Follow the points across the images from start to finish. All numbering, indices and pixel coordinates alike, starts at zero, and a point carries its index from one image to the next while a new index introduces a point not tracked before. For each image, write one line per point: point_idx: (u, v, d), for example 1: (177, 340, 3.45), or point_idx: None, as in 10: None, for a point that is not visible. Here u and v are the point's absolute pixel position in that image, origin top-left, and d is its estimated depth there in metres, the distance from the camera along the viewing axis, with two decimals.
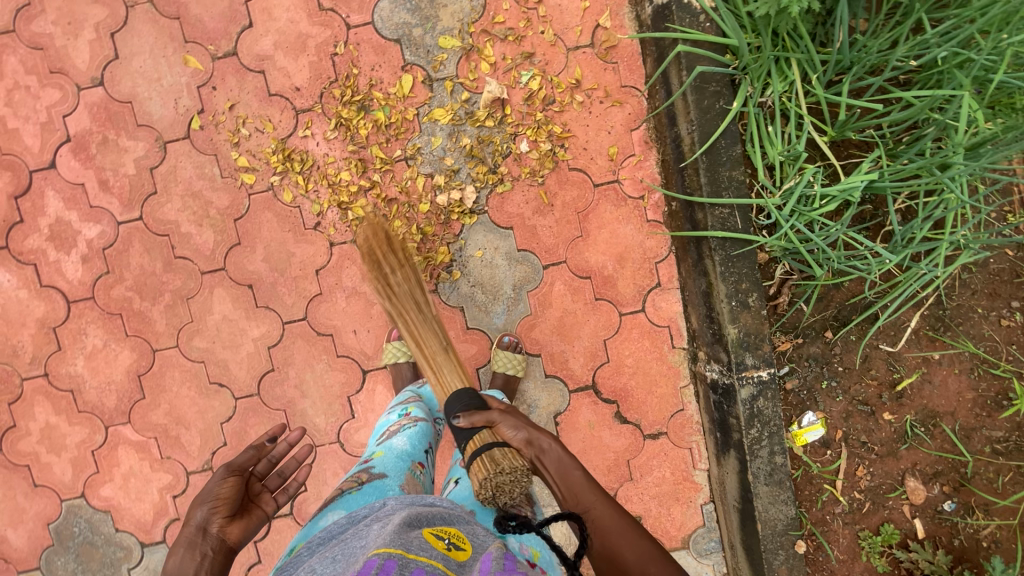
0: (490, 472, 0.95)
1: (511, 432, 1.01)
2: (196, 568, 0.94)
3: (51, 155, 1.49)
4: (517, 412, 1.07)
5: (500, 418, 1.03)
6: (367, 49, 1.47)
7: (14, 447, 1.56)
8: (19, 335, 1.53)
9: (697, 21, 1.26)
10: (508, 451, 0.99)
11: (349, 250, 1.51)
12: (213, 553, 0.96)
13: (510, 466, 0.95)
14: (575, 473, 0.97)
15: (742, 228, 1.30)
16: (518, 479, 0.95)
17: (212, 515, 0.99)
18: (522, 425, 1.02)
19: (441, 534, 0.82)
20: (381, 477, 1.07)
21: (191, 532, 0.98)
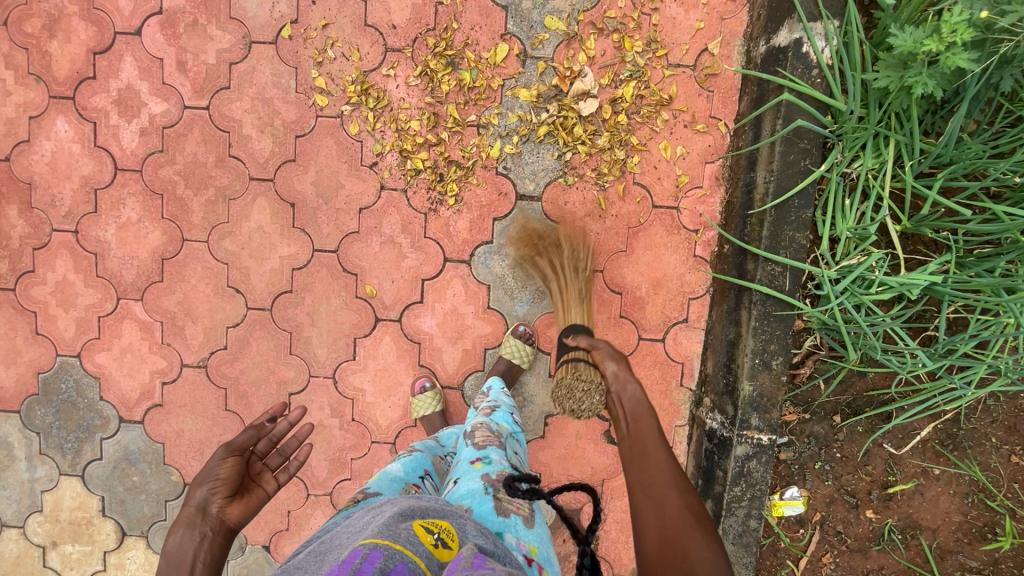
0: (570, 377, 1.28)
1: (610, 365, 1.21)
2: (195, 547, 1.03)
3: (140, 23, 1.48)
4: (624, 354, 1.25)
5: (600, 346, 1.26)
6: (473, 7, 1.44)
7: (26, 292, 1.57)
8: (60, 188, 1.53)
9: (809, 75, 1.21)
10: (592, 369, 1.27)
11: (397, 198, 1.50)
12: (213, 533, 1.05)
13: (587, 377, 1.27)
14: (644, 417, 1.11)
15: (788, 291, 1.27)
16: (591, 390, 1.26)
17: (211, 496, 1.07)
18: (620, 365, 1.20)
19: (430, 529, 0.86)
20: (376, 495, 1.04)
21: (191, 511, 1.06)
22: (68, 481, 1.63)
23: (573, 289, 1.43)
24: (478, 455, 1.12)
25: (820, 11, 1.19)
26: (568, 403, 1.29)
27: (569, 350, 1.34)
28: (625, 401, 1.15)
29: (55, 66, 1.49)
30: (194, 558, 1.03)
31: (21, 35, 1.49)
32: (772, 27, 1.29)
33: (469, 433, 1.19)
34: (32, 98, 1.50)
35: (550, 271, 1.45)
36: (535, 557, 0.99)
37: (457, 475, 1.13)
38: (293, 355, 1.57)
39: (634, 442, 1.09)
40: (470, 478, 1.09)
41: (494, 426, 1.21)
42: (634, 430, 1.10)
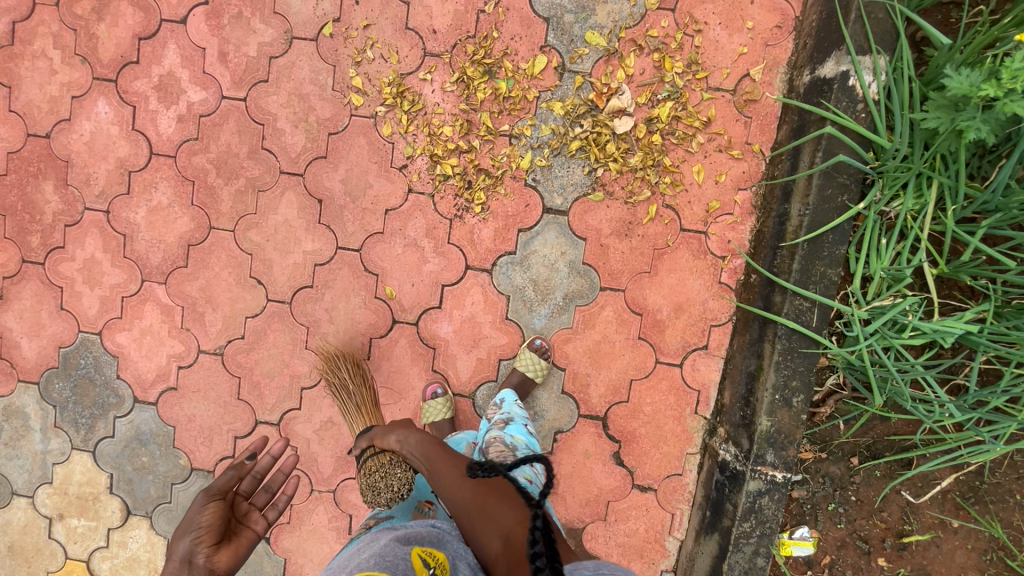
0: (372, 474, 1.23)
1: (392, 437, 1.24)
2: None
3: (186, 12, 1.50)
4: (401, 423, 1.29)
5: (376, 432, 1.29)
6: (514, 17, 1.43)
7: (55, 267, 1.60)
8: (95, 167, 1.55)
9: (853, 109, 1.19)
10: (382, 455, 1.25)
11: (424, 202, 1.50)
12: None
13: (377, 465, 1.24)
14: (430, 447, 1.17)
15: (815, 327, 1.24)
16: (387, 471, 1.22)
17: (196, 546, 1.04)
18: (402, 430, 1.24)
19: (426, 560, 0.93)
20: (392, 519, 1.13)
21: (177, 564, 1.03)
22: (79, 456, 1.65)
23: (352, 408, 1.46)
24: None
25: (869, 44, 1.17)
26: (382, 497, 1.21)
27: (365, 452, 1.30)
28: (415, 451, 1.18)
29: (101, 49, 1.52)
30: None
31: (71, 16, 1.52)
32: (819, 58, 1.27)
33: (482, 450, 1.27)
34: (76, 78, 1.53)
35: (344, 382, 1.47)
36: None
37: None
38: (309, 350, 1.57)
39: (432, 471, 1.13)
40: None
41: (509, 440, 1.25)
42: (428, 465, 1.15)
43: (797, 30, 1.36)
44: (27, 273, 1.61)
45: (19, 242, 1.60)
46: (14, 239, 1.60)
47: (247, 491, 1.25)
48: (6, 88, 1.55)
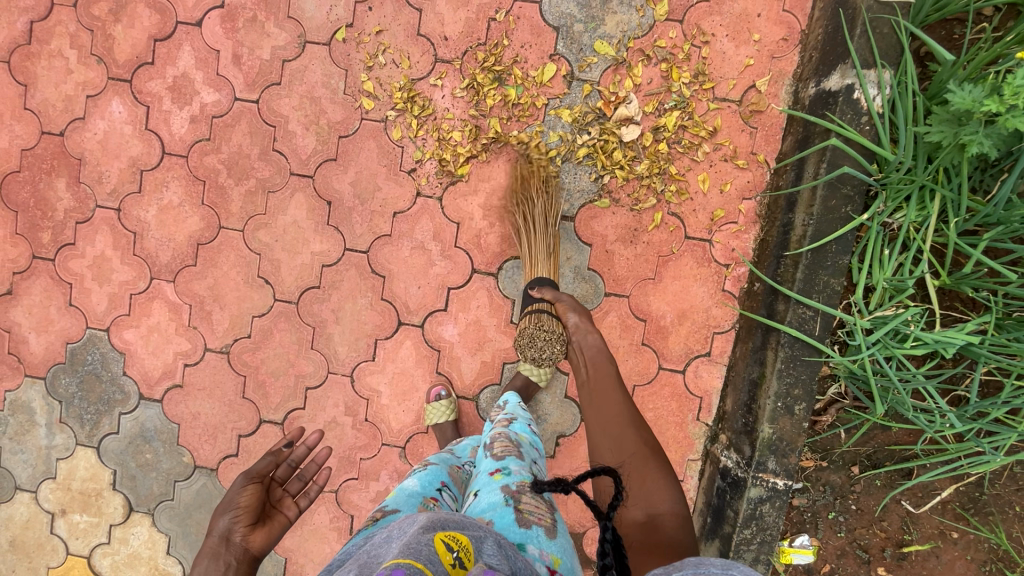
0: (532, 328, 1.36)
1: (572, 317, 1.33)
2: None
3: (201, 15, 1.52)
4: (582, 305, 1.37)
5: (563, 298, 1.35)
6: (525, 25, 1.45)
7: (65, 263, 1.61)
8: (108, 166, 1.57)
9: (858, 121, 1.21)
10: (553, 320, 1.36)
11: (432, 205, 1.52)
12: (237, 562, 1.07)
13: (550, 327, 1.35)
14: (604, 364, 1.26)
15: (817, 336, 1.25)
16: (552, 338, 1.35)
17: (234, 524, 1.10)
18: (582, 318, 1.32)
19: (450, 546, 0.82)
20: (393, 512, 1.04)
21: (215, 541, 1.08)
22: (84, 451, 1.66)
23: (541, 242, 1.43)
24: (498, 466, 1.12)
25: (874, 58, 1.19)
26: (529, 352, 1.37)
27: (530, 305, 1.40)
28: (585, 351, 1.29)
29: (117, 49, 1.54)
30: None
31: (88, 17, 1.54)
32: (824, 71, 1.29)
33: (487, 445, 1.20)
34: (92, 77, 1.55)
35: (540, 213, 1.42)
36: (558, 569, 0.97)
37: (477, 486, 1.12)
38: (314, 350, 1.58)
39: (594, 391, 1.23)
40: (489, 490, 1.08)
41: (513, 435, 1.21)
42: (596, 378, 1.24)
43: (802, 43, 1.38)
44: (37, 269, 1.62)
45: (30, 238, 1.61)
46: (25, 235, 1.61)
47: (283, 477, 1.24)
48: (23, 86, 1.57)
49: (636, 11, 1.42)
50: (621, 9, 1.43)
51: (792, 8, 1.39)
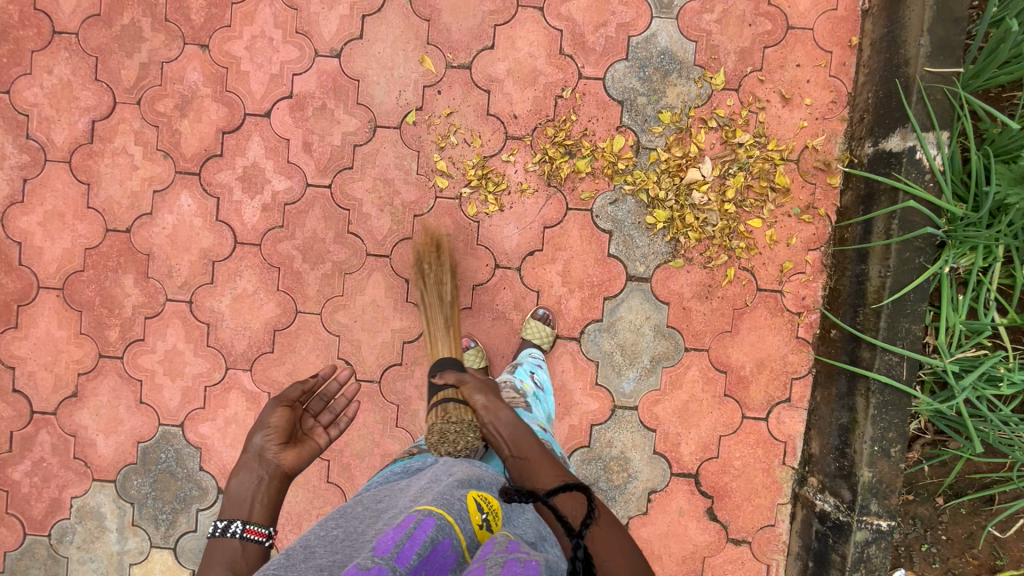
0: (440, 423, 1.09)
1: (479, 399, 1.13)
2: (254, 489, 1.08)
3: (269, 105, 1.54)
4: (491, 387, 1.19)
5: (468, 379, 1.17)
6: (591, 101, 1.52)
7: (134, 360, 1.58)
8: (178, 259, 1.56)
9: (923, 179, 1.30)
10: (461, 408, 1.13)
11: (511, 276, 1.55)
12: (269, 476, 1.10)
13: (458, 419, 1.09)
14: (524, 439, 1.07)
15: (905, 379, 1.32)
16: (464, 433, 1.08)
17: (266, 442, 1.11)
18: (490, 398, 1.12)
19: (481, 507, 0.87)
20: (431, 451, 1.15)
21: (249, 456, 1.10)
22: (159, 553, 1.59)
23: (439, 319, 1.43)
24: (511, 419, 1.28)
25: (931, 122, 1.30)
26: (441, 450, 1.08)
27: (433, 403, 1.18)
28: (501, 431, 1.08)
29: (184, 144, 1.55)
30: (253, 499, 1.07)
31: (153, 113, 1.54)
32: (881, 131, 1.39)
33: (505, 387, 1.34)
34: (158, 172, 1.55)
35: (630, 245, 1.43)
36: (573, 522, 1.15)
37: None
38: (399, 428, 1.58)
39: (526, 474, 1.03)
40: None
41: (518, 385, 1.35)
42: (518, 457, 1.05)
43: (850, 104, 1.49)
44: (104, 368, 1.58)
45: (96, 336, 1.57)
46: (91, 334, 1.57)
47: (314, 411, 1.26)
48: (85, 185, 1.55)
49: (694, 83, 1.51)
50: (680, 81, 1.51)
51: (838, 74, 1.50)
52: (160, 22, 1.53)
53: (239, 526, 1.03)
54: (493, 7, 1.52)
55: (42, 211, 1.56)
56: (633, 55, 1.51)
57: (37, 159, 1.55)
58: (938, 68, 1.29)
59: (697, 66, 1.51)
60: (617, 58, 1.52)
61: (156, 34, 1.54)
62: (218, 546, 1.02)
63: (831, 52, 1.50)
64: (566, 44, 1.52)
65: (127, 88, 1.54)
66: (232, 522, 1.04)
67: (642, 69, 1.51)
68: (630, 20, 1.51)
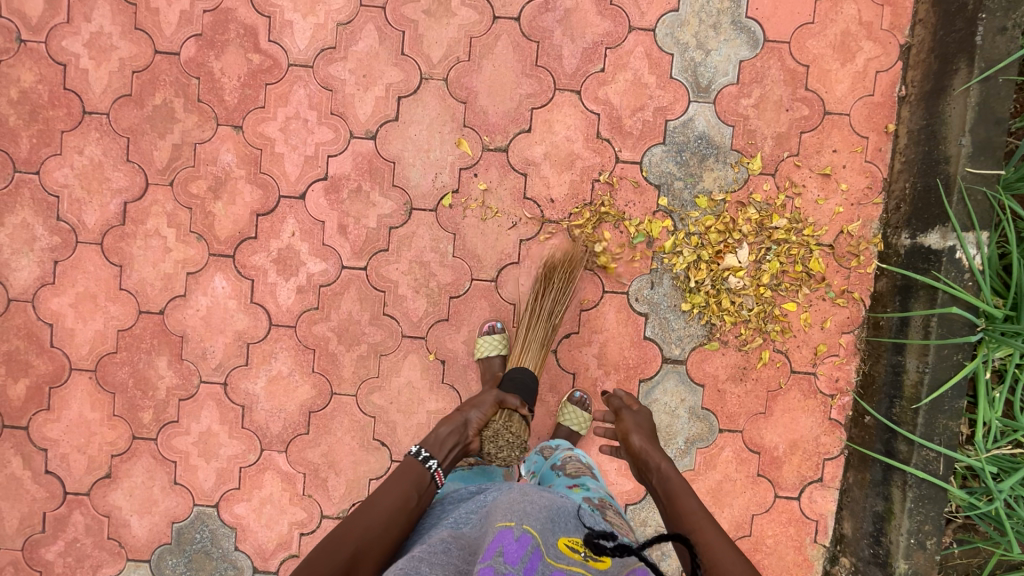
0: (501, 424, 1.26)
1: (635, 438, 1.22)
2: (451, 441, 1.18)
3: (304, 187, 1.53)
4: (650, 430, 1.25)
5: (626, 417, 1.28)
6: (628, 185, 1.52)
7: (169, 441, 1.57)
8: (213, 341, 1.55)
9: (962, 279, 1.33)
10: (512, 412, 1.29)
11: (547, 358, 1.55)
12: (461, 443, 1.19)
13: (506, 428, 1.25)
14: (679, 493, 1.08)
15: (942, 474, 1.36)
16: (512, 446, 1.24)
17: (474, 418, 1.23)
18: (647, 441, 1.21)
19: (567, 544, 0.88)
20: (485, 462, 1.23)
21: (460, 421, 1.22)
22: None
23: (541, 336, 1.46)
24: (576, 481, 1.16)
25: (971, 222, 1.32)
26: (486, 444, 1.24)
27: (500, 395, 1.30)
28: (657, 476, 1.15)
29: (218, 227, 1.53)
30: (445, 453, 1.16)
31: (186, 195, 1.53)
32: (919, 225, 1.40)
33: (560, 466, 1.25)
34: (191, 255, 1.54)
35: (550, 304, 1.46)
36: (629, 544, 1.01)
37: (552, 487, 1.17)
38: None
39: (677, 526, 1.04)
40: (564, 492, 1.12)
41: (582, 460, 1.28)
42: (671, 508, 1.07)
43: (885, 190, 1.50)
44: (138, 450, 1.57)
45: (129, 418, 1.57)
46: (124, 416, 1.57)
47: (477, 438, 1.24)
48: (118, 267, 1.54)
49: (731, 167, 1.52)
50: (717, 166, 1.52)
51: (873, 158, 1.51)
52: (193, 103, 1.52)
53: (434, 466, 1.12)
54: (530, 91, 1.52)
55: (73, 293, 1.54)
56: (670, 140, 1.52)
57: (67, 241, 1.54)
58: (979, 169, 1.31)
59: (733, 151, 1.52)
60: (654, 143, 1.52)
61: (189, 115, 1.52)
62: (411, 467, 1.10)
63: (866, 137, 1.51)
64: (603, 128, 1.52)
65: (160, 170, 1.53)
66: (430, 457, 1.13)
67: (679, 153, 1.52)
68: (668, 104, 1.51)
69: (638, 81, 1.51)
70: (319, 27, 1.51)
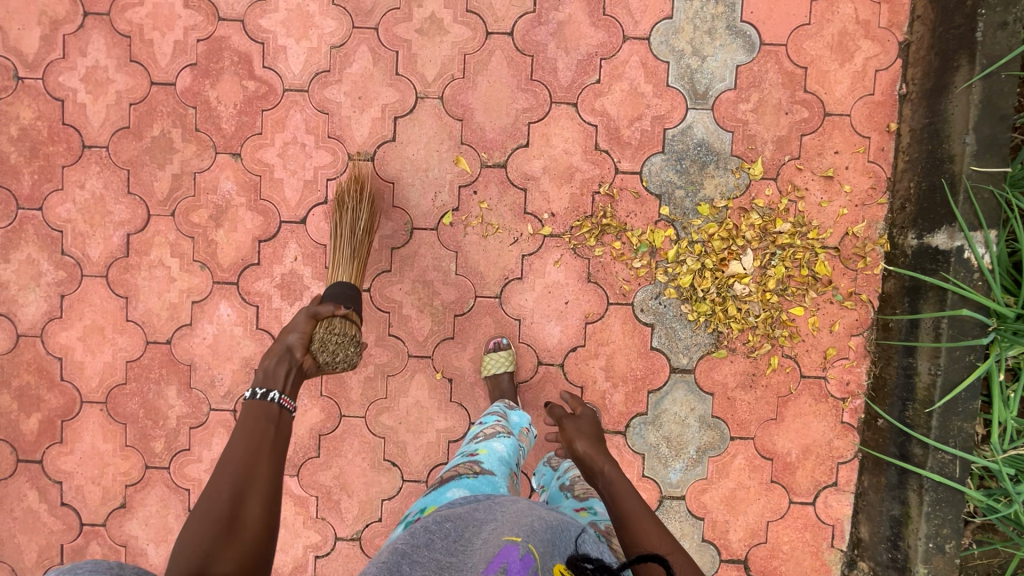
0: (323, 332, 1.26)
1: (578, 443, 1.17)
2: (285, 372, 1.19)
3: (305, 212, 1.53)
4: (594, 433, 1.22)
5: (569, 425, 1.22)
6: (629, 196, 1.51)
7: (182, 469, 1.58)
8: (221, 368, 1.56)
9: (971, 279, 1.31)
10: (347, 322, 1.30)
11: (554, 372, 1.55)
12: (293, 370, 1.20)
13: (342, 331, 1.28)
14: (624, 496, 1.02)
15: (958, 477, 1.35)
16: (346, 343, 1.28)
17: (298, 340, 1.24)
18: (591, 447, 1.16)
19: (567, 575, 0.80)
20: (490, 473, 1.15)
21: (280, 349, 1.23)
22: None
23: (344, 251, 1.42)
24: (584, 504, 1.14)
25: (979, 221, 1.31)
26: (320, 357, 1.26)
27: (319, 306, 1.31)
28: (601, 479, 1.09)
29: (220, 254, 1.54)
30: (284, 380, 1.17)
31: (188, 224, 1.54)
32: (925, 225, 1.39)
33: (569, 484, 1.23)
34: (196, 283, 1.54)
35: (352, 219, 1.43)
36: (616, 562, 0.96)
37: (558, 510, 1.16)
38: None
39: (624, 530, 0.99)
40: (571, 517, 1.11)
41: None
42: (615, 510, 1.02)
43: (890, 189, 1.48)
44: (151, 479, 1.58)
45: (141, 448, 1.57)
46: (136, 446, 1.58)
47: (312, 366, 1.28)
48: (124, 299, 1.55)
49: (732, 173, 1.50)
50: (718, 172, 1.50)
51: (876, 159, 1.49)
52: (191, 132, 1.52)
53: (277, 395, 1.13)
54: (527, 105, 1.51)
55: (81, 326, 1.55)
56: (669, 148, 1.50)
57: (73, 275, 1.55)
58: (984, 168, 1.30)
59: (734, 157, 1.50)
60: (653, 152, 1.51)
61: (187, 144, 1.52)
62: (255, 409, 1.11)
63: (869, 137, 1.49)
64: (601, 140, 1.51)
65: (161, 200, 1.53)
66: (271, 390, 1.14)
67: (679, 161, 1.51)
68: (665, 112, 1.50)
69: (635, 90, 1.50)
70: (313, 51, 1.51)
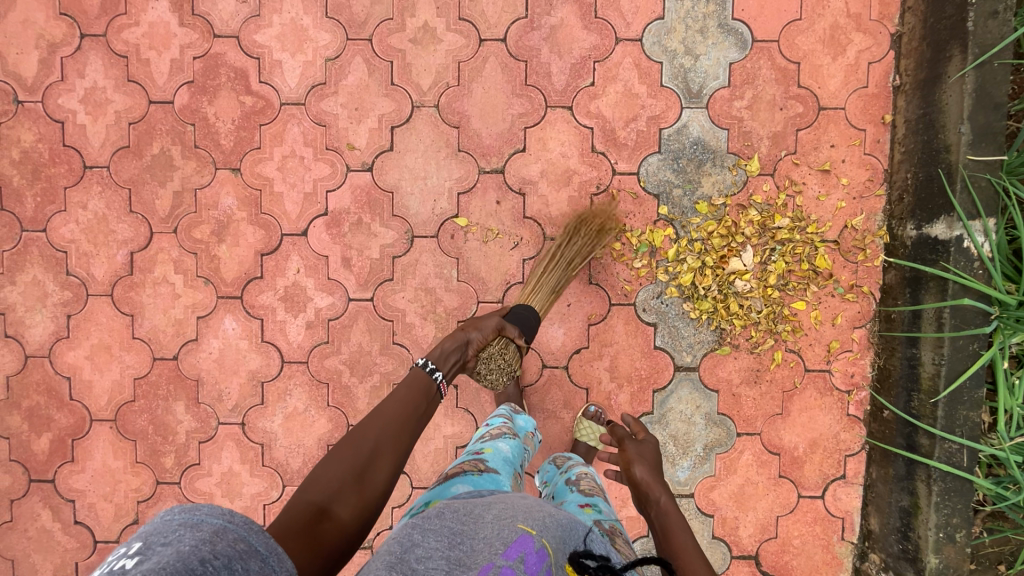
0: (496, 351, 1.31)
1: (638, 469, 1.19)
2: (448, 357, 1.24)
3: (306, 224, 1.54)
4: (653, 460, 1.24)
5: (629, 446, 1.26)
6: (627, 196, 1.52)
7: (193, 483, 1.59)
8: (228, 382, 1.57)
9: (972, 267, 1.31)
10: (514, 350, 1.33)
11: (559, 374, 1.55)
12: (451, 364, 1.24)
13: (507, 361, 1.32)
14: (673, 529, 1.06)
15: (967, 466, 1.34)
16: (506, 370, 1.33)
17: (475, 338, 1.29)
18: (649, 473, 1.18)
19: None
20: (495, 471, 1.15)
21: (460, 335, 1.29)
22: None
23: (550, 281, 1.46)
24: (589, 501, 1.13)
25: (977, 210, 1.31)
26: (480, 367, 1.31)
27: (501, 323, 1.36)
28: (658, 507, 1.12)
29: (223, 269, 1.55)
30: (445, 364, 1.22)
31: (190, 241, 1.55)
32: (923, 215, 1.39)
33: (574, 482, 1.23)
34: (200, 299, 1.56)
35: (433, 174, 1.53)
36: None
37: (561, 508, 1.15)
38: None
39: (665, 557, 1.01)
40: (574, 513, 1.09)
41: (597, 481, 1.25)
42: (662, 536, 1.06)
43: (887, 181, 1.49)
44: (162, 494, 1.59)
45: (152, 464, 1.59)
46: (147, 462, 1.59)
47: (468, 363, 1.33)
48: (130, 316, 1.56)
49: (729, 170, 1.51)
50: (715, 170, 1.51)
51: (872, 151, 1.49)
52: (190, 149, 1.54)
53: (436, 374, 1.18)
54: (522, 110, 1.52)
55: (88, 345, 1.57)
56: (666, 148, 1.51)
57: (78, 295, 1.56)
58: (980, 157, 1.30)
59: (730, 154, 1.51)
60: (650, 152, 1.51)
61: (187, 161, 1.54)
62: (418, 376, 1.17)
63: (864, 130, 1.49)
64: (598, 142, 1.52)
65: (163, 218, 1.55)
66: (437, 369, 1.20)
67: (675, 161, 1.51)
68: (660, 112, 1.51)
69: (629, 91, 1.51)
70: (308, 64, 1.52)
